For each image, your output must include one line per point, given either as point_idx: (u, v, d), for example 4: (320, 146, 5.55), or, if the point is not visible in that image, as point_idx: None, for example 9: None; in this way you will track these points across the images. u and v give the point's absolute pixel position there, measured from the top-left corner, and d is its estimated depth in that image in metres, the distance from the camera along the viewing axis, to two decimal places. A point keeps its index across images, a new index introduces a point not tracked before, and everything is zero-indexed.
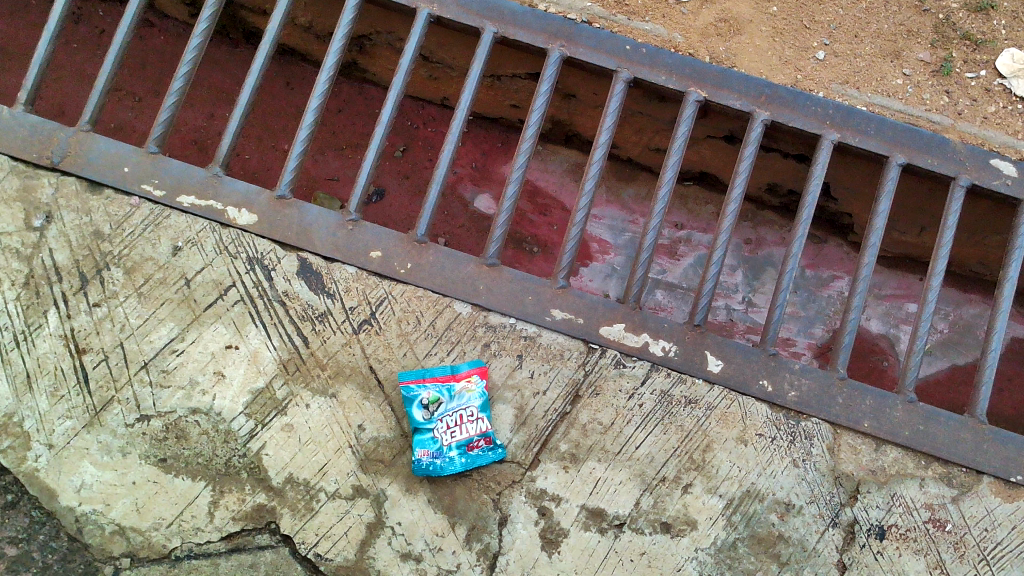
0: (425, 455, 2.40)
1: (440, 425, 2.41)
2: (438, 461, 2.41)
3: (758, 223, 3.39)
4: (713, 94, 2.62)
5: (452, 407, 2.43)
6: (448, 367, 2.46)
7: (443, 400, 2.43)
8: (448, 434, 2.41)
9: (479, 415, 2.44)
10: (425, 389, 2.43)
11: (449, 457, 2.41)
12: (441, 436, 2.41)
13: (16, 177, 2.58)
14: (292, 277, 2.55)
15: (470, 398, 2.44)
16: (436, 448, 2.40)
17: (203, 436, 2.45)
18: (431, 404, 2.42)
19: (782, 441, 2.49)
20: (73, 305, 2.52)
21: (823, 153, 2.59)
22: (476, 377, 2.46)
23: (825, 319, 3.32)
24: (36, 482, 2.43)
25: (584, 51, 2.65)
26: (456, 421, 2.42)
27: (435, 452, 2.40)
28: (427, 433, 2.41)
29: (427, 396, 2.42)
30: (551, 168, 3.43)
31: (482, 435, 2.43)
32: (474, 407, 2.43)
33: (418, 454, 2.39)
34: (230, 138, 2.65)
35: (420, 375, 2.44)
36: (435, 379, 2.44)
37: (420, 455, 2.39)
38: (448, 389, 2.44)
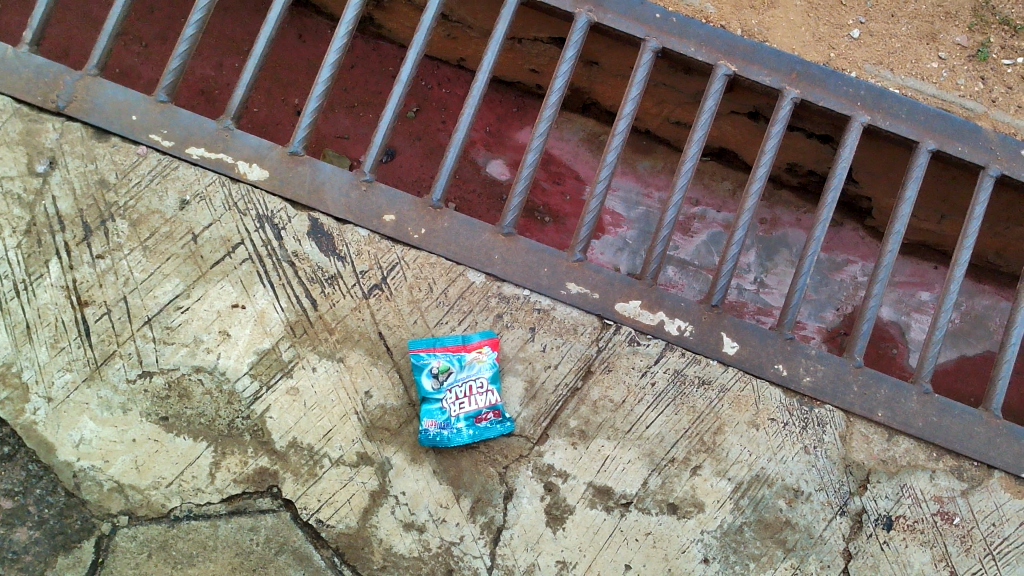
0: (433, 426, 2.35)
1: (449, 395, 2.37)
2: (446, 432, 2.36)
3: (775, 203, 3.33)
4: (743, 69, 2.54)
5: (462, 377, 2.38)
6: (459, 337, 2.42)
7: (453, 370, 2.38)
8: (456, 405, 2.37)
9: (489, 387, 2.39)
10: (435, 357, 2.39)
11: (456, 428, 2.37)
12: (450, 407, 2.37)
13: (20, 120, 2.49)
14: (303, 237, 2.48)
15: (480, 368, 2.40)
16: (443, 419, 2.36)
17: (206, 396, 2.40)
18: (441, 374, 2.38)
19: (794, 426, 2.45)
20: (76, 256, 2.45)
21: (853, 135, 2.52)
22: (488, 348, 2.41)
23: (837, 303, 3.28)
24: (33, 435, 2.37)
25: (612, 17, 2.56)
26: (465, 392, 2.38)
27: (443, 422, 2.36)
28: (435, 403, 2.37)
29: (437, 365, 2.38)
30: (566, 136, 3.36)
31: (490, 407, 2.39)
32: (484, 378, 2.39)
33: (426, 424, 2.35)
34: (243, 90, 2.57)
35: (430, 343, 2.41)
36: (445, 349, 2.40)
37: (427, 425, 2.35)
38: (459, 359, 2.39)
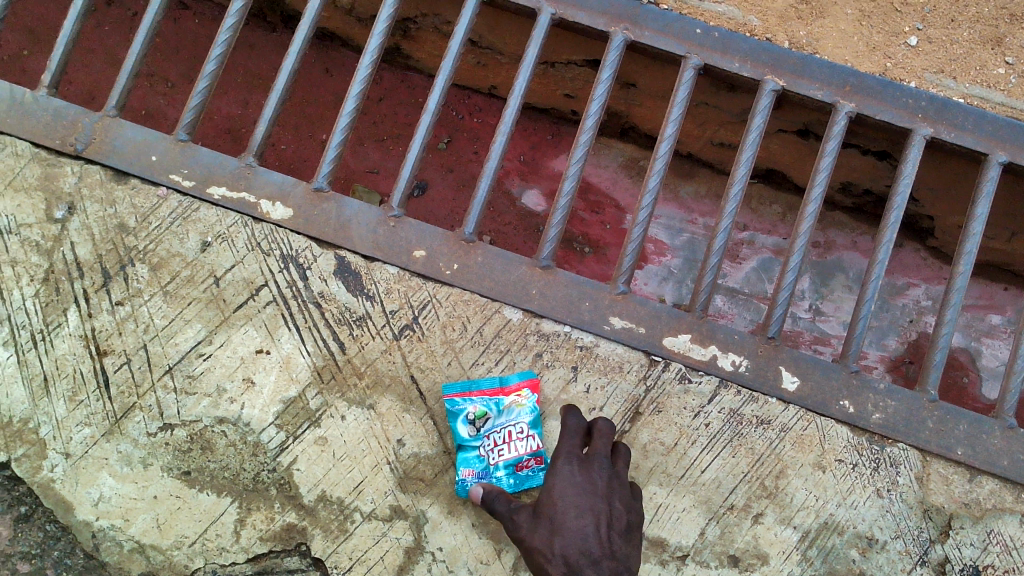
0: (469, 475, 2.21)
1: (486, 442, 2.22)
2: (483, 482, 2.21)
3: (828, 225, 3.14)
4: (792, 83, 2.38)
5: (501, 423, 2.23)
6: (496, 380, 2.25)
7: (491, 416, 2.23)
8: (494, 453, 2.21)
9: (530, 432, 2.23)
10: (471, 403, 2.23)
11: (496, 478, 2.21)
12: (488, 455, 2.21)
13: (38, 165, 2.40)
14: (329, 277, 2.35)
15: (520, 413, 2.24)
16: (481, 468, 2.21)
17: (230, 448, 2.26)
18: (477, 420, 2.22)
19: (865, 468, 2.24)
20: (94, 304, 2.35)
21: (915, 150, 2.33)
22: (527, 391, 2.25)
23: (900, 330, 3.05)
24: (51, 494, 2.26)
25: (649, 35, 2.41)
26: (504, 439, 2.22)
27: (480, 472, 2.21)
28: (473, 451, 2.22)
29: (473, 411, 2.23)
30: (604, 163, 3.21)
31: (532, 455, 2.22)
32: (524, 424, 2.23)
33: (463, 474, 2.21)
34: (265, 125, 2.45)
35: (466, 387, 2.24)
36: (481, 393, 2.24)
37: (464, 475, 2.21)
38: (496, 404, 2.24)
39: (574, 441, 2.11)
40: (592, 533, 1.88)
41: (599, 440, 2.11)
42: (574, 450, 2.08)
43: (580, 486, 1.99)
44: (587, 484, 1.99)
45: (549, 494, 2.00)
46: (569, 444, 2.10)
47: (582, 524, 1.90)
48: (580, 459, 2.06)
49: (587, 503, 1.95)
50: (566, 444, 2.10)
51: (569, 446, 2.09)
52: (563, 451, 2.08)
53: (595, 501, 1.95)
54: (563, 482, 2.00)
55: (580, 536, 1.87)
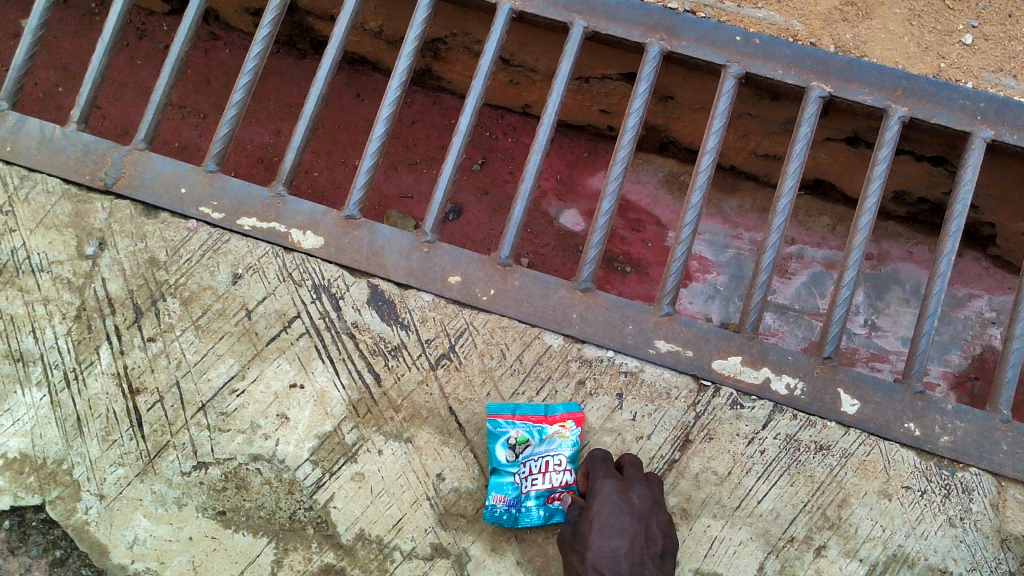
0: (500, 501, 2.12)
1: (522, 469, 2.13)
2: (513, 510, 2.12)
3: (881, 235, 3.00)
4: (840, 89, 2.26)
5: (540, 452, 2.15)
6: (542, 407, 2.17)
7: (532, 443, 2.14)
8: (527, 482, 2.13)
9: (566, 466, 2.16)
10: (513, 427, 2.14)
11: (526, 507, 2.13)
12: (522, 483, 2.13)
13: (68, 202, 2.37)
14: (362, 307, 2.27)
15: (561, 445, 2.15)
16: (514, 496, 2.12)
17: (265, 486, 2.20)
18: (518, 445, 2.13)
19: (935, 495, 2.10)
20: (126, 340, 2.31)
21: (975, 154, 2.20)
22: (572, 423, 2.16)
23: (963, 344, 2.90)
24: (86, 537, 2.21)
25: (687, 45, 2.31)
26: (540, 468, 2.14)
27: (512, 499, 2.12)
28: (507, 476, 2.13)
29: (515, 436, 2.13)
30: (644, 179, 3.11)
31: (564, 489, 2.15)
32: (564, 456, 2.15)
33: (493, 500, 2.12)
34: (294, 153, 2.40)
35: (509, 411, 2.16)
36: (525, 418, 2.15)
37: (494, 501, 2.11)
38: (539, 431, 2.14)
39: (608, 465, 2.08)
40: (622, 554, 1.88)
41: (632, 466, 2.08)
42: (610, 473, 2.05)
43: (617, 505, 1.97)
44: (623, 505, 1.97)
45: (587, 514, 1.98)
46: (605, 467, 2.07)
47: (615, 545, 1.89)
48: (618, 479, 2.04)
49: (622, 525, 1.93)
50: (602, 467, 2.06)
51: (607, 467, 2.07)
52: (600, 472, 2.05)
53: (631, 522, 1.94)
54: (600, 502, 1.98)
55: (611, 559, 1.87)
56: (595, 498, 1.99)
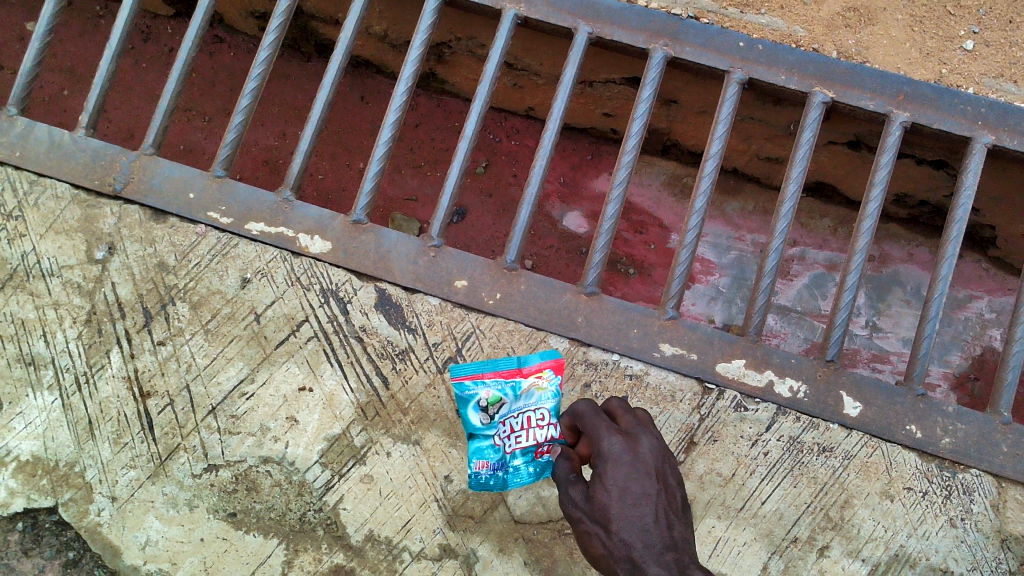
0: (484, 467, 2.05)
1: (501, 429, 2.02)
2: (500, 473, 2.04)
3: (882, 237, 3.03)
4: (842, 94, 2.28)
5: (518, 408, 2.01)
6: (514, 360, 2.06)
7: (507, 401, 2.02)
8: (509, 441, 2.01)
9: (550, 419, 1.98)
10: (484, 387, 2.05)
11: (513, 467, 2.02)
12: (502, 444, 2.02)
13: (78, 207, 2.39)
14: (370, 310, 2.30)
15: (540, 398, 2.01)
16: (497, 459, 2.04)
17: (275, 488, 2.23)
18: (491, 406, 2.03)
19: (936, 496, 2.13)
20: (136, 344, 2.33)
21: (976, 159, 2.22)
22: (549, 371, 2.05)
23: (963, 345, 2.92)
24: (99, 538, 2.25)
25: (691, 51, 2.34)
26: (521, 425, 1.99)
27: (496, 463, 2.04)
28: (486, 440, 2.04)
29: (486, 396, 2.04)
30: (646, 182, 3.14)
31: (549, 444, 1.96)
32: (545, 409, 1.99)
33: (476, 466, 2.06)
34: (301, 158, 2.42)
35: (478, 369, 2.06)
36: (496, 374, 2.04)
37: (478, 467, 2.06)
38: (513, 387, 2.03)
39: (606, 419, 1.75)
40: (651, 522, 1.58)
41: (625, 417, 1.77)
42: (612, 427, 1.72)
43: (632, 465, 1.64)
44: (637, 463, 1.65)
45: (599, 480, 1.64)
46: (602, 420, 1.74)
47: (642, 512, 1.59)
48: (622, 432, 1.72)
49: (642, 489, 1.62)
50: (599, 420, 1.74)
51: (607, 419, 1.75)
52: (602, 426, 1.71)
53: (652, 484, 1.63)
54: (612, 464, 1.64)
55: (640, 529, 1.57)
56: (606, 459, 1.65)
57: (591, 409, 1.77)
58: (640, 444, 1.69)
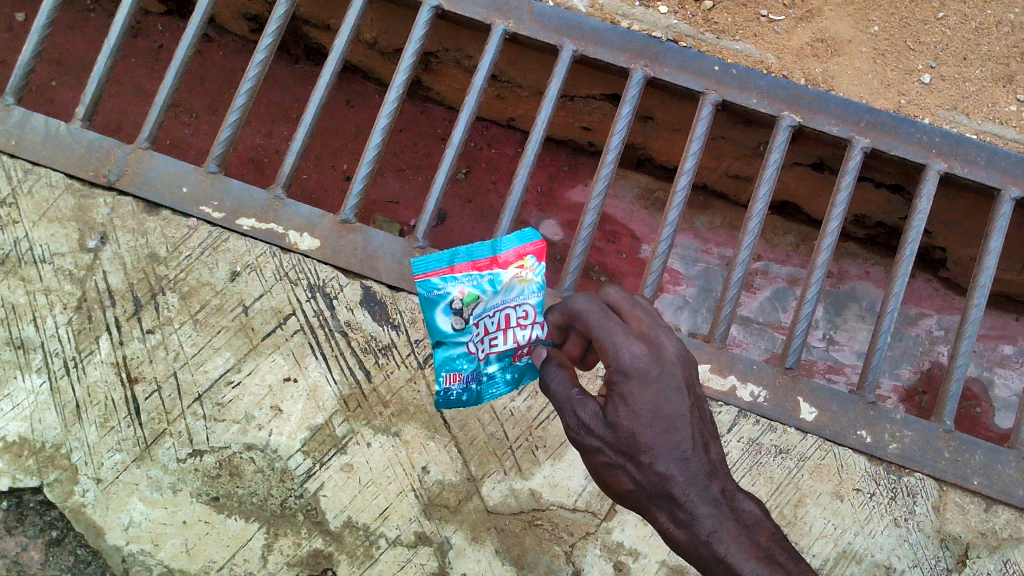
0: (455, 382, 1.83)
1: (477, 332, 1.79)
2: (474, 386, 1.84)
3: (841, 255, 3.20)
4: (808, 119, 2.43)
5: (496, 306, 1.77)
6: (488, 249, 1.80)
7: (484, 299, 1.77)
8: (483, 347, 1.79)
9: (534, 318, 1.76)
10: (458, 285, 1.79)
11: (491, 377, 1.82)
12: (478, 352, 1.80)
13: (72, 196, 2.45)
14: (355, 306, 2.40)
15: (523, 292, 1.77)
16: (470, 370, 1.82)
17: (258, 474, 2.31)
18: (466, 306, 1.79)
19: (882, 497, 2.27)
20: (126, 331, 2.40)
21: (929, 185, 2.39)
22: (531, 260, 1.78)
23: (913, 360, 3.09)
24: (82, 518, 2.31)
25: (669, 72, 2.47)
26: (498, 325, 1.77)
27: (469, 376, 1.82)
28: (458, 349, 1.81)
29: (460, 295, 1.79)
30: (620, 194, 3.27)
31: (532, 346, 1.75)
32: (529, 306, 1.76)
33: (446, 380, 1.83)
34: (293, 158, 2.51)
35: (447, 264, 1.81)
36: (472, 268, 1.79)
37: (448, 382, 1.83)
38: (491, 282, 1.78)
39: (615, 318, 1.54)
40: (689, 449, 1.47)
41: (635, 313, 1.58)
42: (627, 330, 1.52)
43: (660, 378, 1.48)
44: (665, 378, 1.49)
45: (622, 400, 1.47)
46: (614, 326, 1.51)
47: (678, 436, 1.47)
48: (638, 333, 1.52)
49: (673, 407, 1.48)
50: (613, 326, 1.51)
51: (617, 315, 1.55)
52: (617, 327, 1.51)
53: (683, 399, 1.50)
54: (638, 384, 1.47)
55: (681, 461, 1.46)
56: (633, 373, 1.47)
57: (596, 304, 1.55)
58: (661, 350, 1.52)
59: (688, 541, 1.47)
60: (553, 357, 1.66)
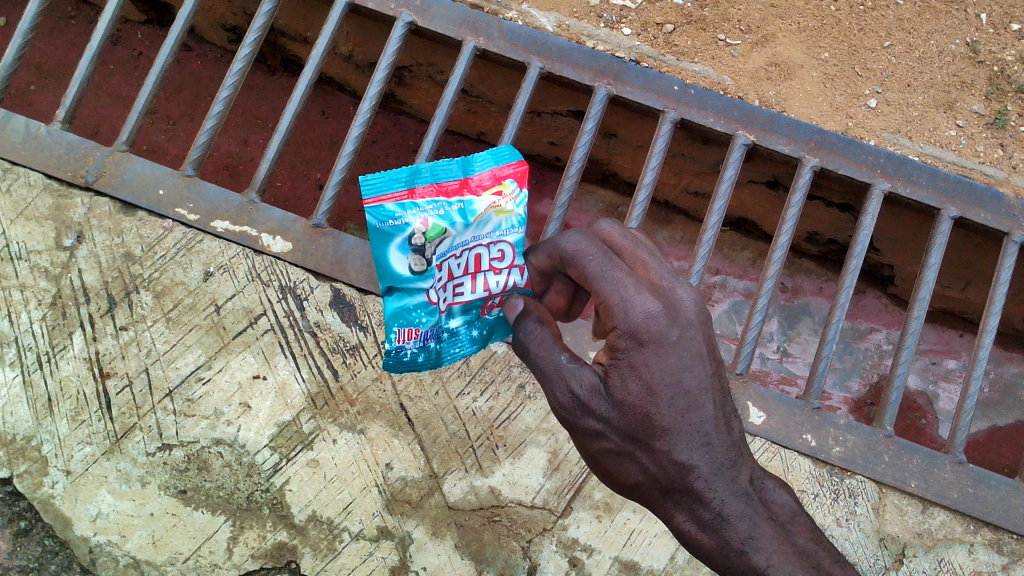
0: (410, 338, 1.80)
1: (442, 273, 1.75)
2: (431, 345, 1.83)
3: (795, 271, 3.34)
4: (761, 138, 2.56)
5: (467, 242, 1.73)
6: (458, 172, 1.77)
7: (451, 235, 1.72)
8: (446, 296, 1.77)
9: (511, 261, 1.74)
10: (421, 215, 1.73)
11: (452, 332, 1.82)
12: (437, 300, 1.77)
13: (49, 196, 2.52)
14: (325, 308, 2.47)
15: (500, 225, 1.74)
16: (428, 326, 1.80)
17: (225, 468, 2.39)
18: (429, 240, 1.72)
19: (825, 498, 2.39)
20: (99, 328, 2.46)
21: (874, 203, 2.52)
22: (510, 185, 1.76)
23: (863, 372, 3.22)
24: (51, 509, 2.38)
25: (631, 90, 2.59)
26: (467, 268, 1.75)
27: (425, 331, 1.80)
28: (416, 296, 1.77)
29: (424, 227, 1.73)
30: (585, 208, 3.39)
31: (505, 295, 1.74)
32: (507, 243, 1.74)
33: (401, 336, 1.80)
34: (268, 164, 2.59)
35: (405, 188, 1.75)
36: (440, 195, 1.74)
37: (403, 339, 1.80)
38: (462, 214, 1.73)
39: (622, 266, 1.55)
40: (711, 432, 1.56)
41: (644, 258, 1.60)
42: (637, 280, 1.54)
43: (678, 345, 1.52)
44: (684, 349, 1.53)
45: (634, 370, 1.51)
46: (623, 274, 1.53)
47: (694, 413, 1.54)
48: (651, 290, 1.54)
49: (688, 376, 1.53)
50: (623, 275, 1.53)
51: (627, 270, 1.54)
52: (631, 285, 1.52)
53: (702, 367, 1.55)
54: (653, 354, 1.51)
55: (704, 445, 1.55)
56: (649, 343, 1.50)
57: (602, 258, 1.54)
58: (678, 306, 1.55)
59: (715, 544, 1.60)
60: (531, 312, 1.68)
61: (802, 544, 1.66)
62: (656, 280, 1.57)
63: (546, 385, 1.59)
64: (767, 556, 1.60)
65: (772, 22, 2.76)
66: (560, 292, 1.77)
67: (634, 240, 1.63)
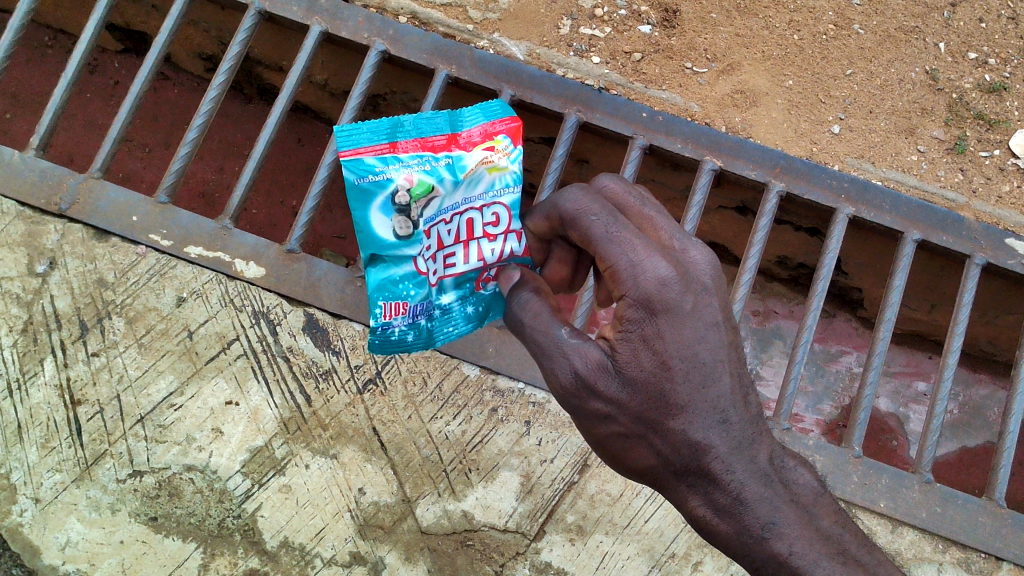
0: (400, 314, 1.85)
1: (433, 239, 1.78)
2: (421, 322, 1.86)
3: (767, 295, 3.39)
4: (729, 163, 2.61)
5: (459, 206, 1.76)
6: (446, 127, 1.80)
7: (440, 195, 1.76)
8: (437, 266, 1.79)
9: (506, 227, 1.74)
10: (407, 171, 1.77)
11: (445, 309, 1.85)
12: (427, 271, 1.81)
13: (22, 223, 2.52)
14: (298, 333, 2.47)
15: (494, 184, 1.75)
16: (417, 299, 1.83)
17: (197, 495, 2.38)
18: (418, 200, 1.76)
19: None
20: (70, 354, 2.46)
21: (839, 227, 2.57)
22: (503, 141, 1.77)
23: (834, 395, 3.26)
24: (19, 538, 2.36)
25: (600, 116, 2.64)
26: (461, 236, 1.77)
27: (415, 307, 1.84)
28: (406, 266, 1.82)
29: (411, 185, 1.76)
30: None
31: (499, 266, 1.75)
32: (501, 207, 1.75)
33: (389, 310, 1.85)
34: (241, 191, 2.60)
35: (389, 142, 1.79)
36: (427, 151, 1.78)
37: (392, 314, 1.85)
38: (452, 173, 1.75)
39: (631, 228, 1.52)
40: (727, 409, 1.53)
41: (656, 225, 1.58)
42: (648, 242, 1.51)
43: (693, 314, 1.49)
44: (699, 322, 1.50)
45: (653, 339, 1.48)
46: (631, 236, 1.51)
47: (710, 389, 1.51)
48: (662, 253, 1.51)
49: (705, 347, 1.50)
50: (633, 238, 1.50)
51: (634, 232, 1.52)
52: (639, 249, 1.49)
53: (718, 337, 1.52)
54: (668, 324, 1.48)
55: (720, 424, 1.53)
56: (661, 312, 1.48)
57: (606, 218, 1.52)
58: (691, 270, 1.52)
59: (734, 531, 1.57)
60: (526, 283, 1.68)
61: (826, 528, 1.61)
62: (665, 244, 1.55)
63: (546, 362, 1.57)
64: (790, 544, 1.56)
65: (737, 50, 2.82)
66: (561, 260, 1.76)
67: (640, 202, 1.61)
